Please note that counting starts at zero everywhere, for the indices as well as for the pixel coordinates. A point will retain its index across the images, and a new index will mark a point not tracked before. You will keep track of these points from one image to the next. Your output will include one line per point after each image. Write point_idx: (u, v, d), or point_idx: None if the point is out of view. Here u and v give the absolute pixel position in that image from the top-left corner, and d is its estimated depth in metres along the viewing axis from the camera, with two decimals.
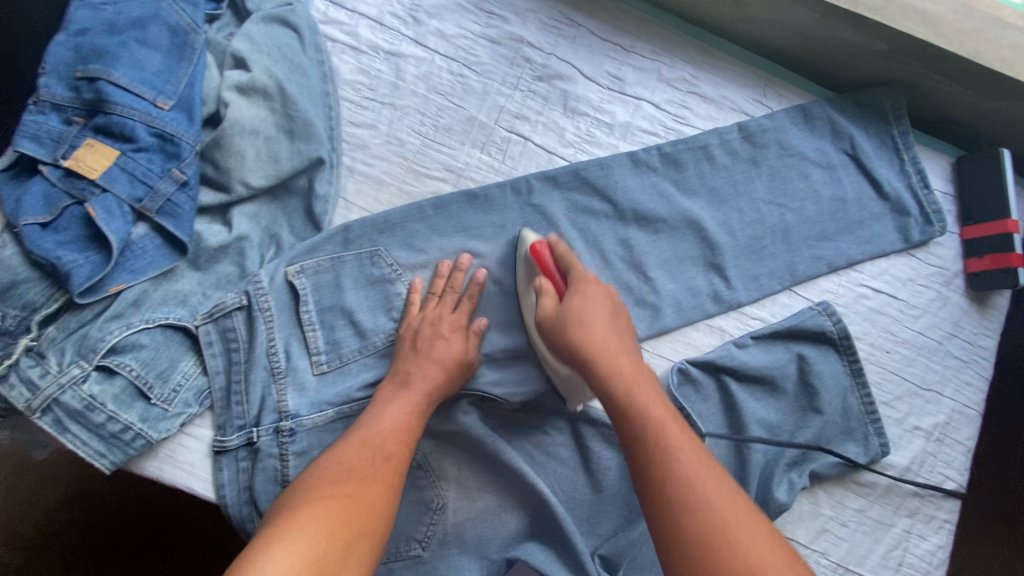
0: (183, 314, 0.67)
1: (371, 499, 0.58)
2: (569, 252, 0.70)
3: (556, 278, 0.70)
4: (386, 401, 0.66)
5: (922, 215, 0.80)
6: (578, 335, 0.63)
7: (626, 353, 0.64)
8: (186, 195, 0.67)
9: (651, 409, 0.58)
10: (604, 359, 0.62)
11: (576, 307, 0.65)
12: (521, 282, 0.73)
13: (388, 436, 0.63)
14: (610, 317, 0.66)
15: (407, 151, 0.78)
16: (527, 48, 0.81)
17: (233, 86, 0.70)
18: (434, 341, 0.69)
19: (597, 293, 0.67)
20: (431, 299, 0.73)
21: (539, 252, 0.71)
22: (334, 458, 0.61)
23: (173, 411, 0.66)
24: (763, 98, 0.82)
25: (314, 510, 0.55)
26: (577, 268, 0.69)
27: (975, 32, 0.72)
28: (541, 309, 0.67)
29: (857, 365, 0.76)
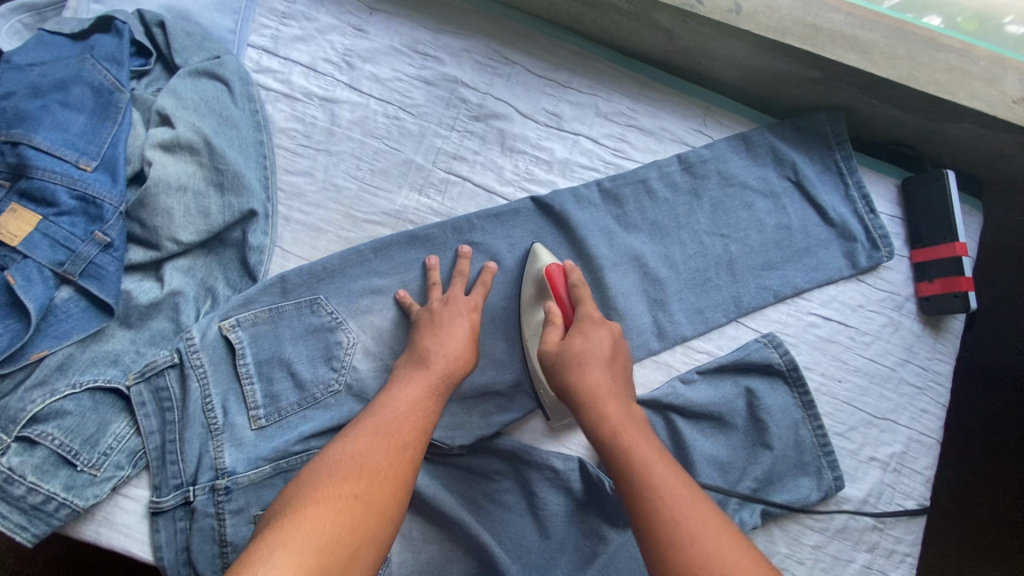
0: (114, 374, 0.66)
1: (381, 500, 0.55)
2: (583, 283, 0.70)
3: (565, 305, 0.70)
4: (404, 382, 0.65)
5: (869, 240, 0.79)
6: (577, 378, 0.63)
7: (624, 403, 0.62)
8: (112, 256, 0.67)
9: (663, 479, 0.55)
10: (601, 410, 0.61)
11: (579, 348, 0.65)
12: (528, 300, 0.74)
13: (403, 423, 0.61)
14: (612, 361, 0.65)
15: (344, 196, 0.78)
16: (462, 89, 0.81)
17: (156, 143, 0.70)
18: (452, 318, 0.69)
19: (602, 334, 0.66)
20: (435, 288, 0.73)
21: (553, 276, 0.71)
22: (346, 449, 0.58)
23: (102, 476, 0.65)
24: (703, 128, 0.82)
25: (321, 510, 0.52)
26: (587, 306, 0.69)
27: (908, 56, 0.71)
28: (546, 341, 0.67)
29: (807, 397, 0.75)
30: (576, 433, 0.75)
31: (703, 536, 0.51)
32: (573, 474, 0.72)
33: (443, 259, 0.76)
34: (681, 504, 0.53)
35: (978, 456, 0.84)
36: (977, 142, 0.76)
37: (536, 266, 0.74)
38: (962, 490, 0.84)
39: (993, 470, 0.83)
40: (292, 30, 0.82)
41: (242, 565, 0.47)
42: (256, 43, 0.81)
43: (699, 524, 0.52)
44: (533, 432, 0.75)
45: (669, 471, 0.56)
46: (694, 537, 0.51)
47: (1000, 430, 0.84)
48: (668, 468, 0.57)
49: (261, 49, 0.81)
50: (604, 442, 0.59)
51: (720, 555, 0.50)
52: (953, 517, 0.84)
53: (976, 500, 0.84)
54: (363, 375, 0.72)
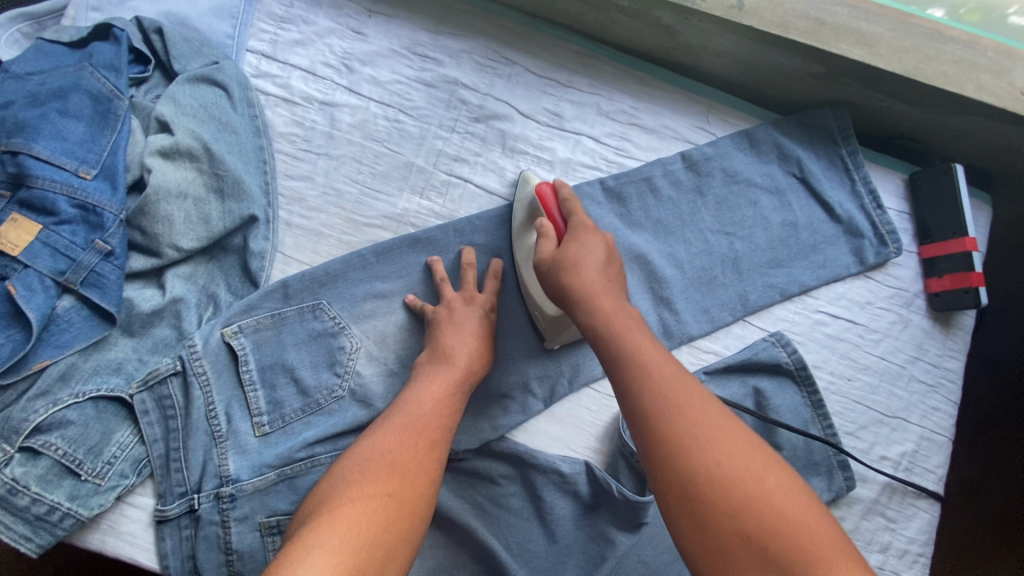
0: (117, 383, 0.66)
1: (413, 498, 0.55)
2: (574, 197, 0.68)
3: (557, 220, 0.68)
4: (426, 378, 0.64)
5: (876, 236, 0.78)
6: (573, 280, 0.61)
7: (617, 297, 0.61)
8: (113, 264, 0.67)
9: (658, 365, 0.54)
10: (596, 305, 0.59)
11: (572, 253, 0.63)
12: (521, 222, 0.74)
13: (430, 420, 0.61)
14: (607, 264, 0.63)
15: (345, 201, 0.77)
16: (462, 90, 0.80)
17: (156, 150, 0.69)
18: (470, 317, 0.69)
19: (596, 241, 0.64)
20: (448, 288, 0.72)
21: (543, 196, 0.69)
22: (375, 445, 0.58)
23: (107, 485, 0.65)
24: (706, 125, 0.81)
25: (355, 510, 0.52)
26: (581, 216, 0.67)
27: (914, 49, 0.70)
28: (540, 251, 0.65)
29: (817, 397, 0.74)
30: (582, 435, 0.74)
31: (700, 420, 0.50)
32: (580, 478, 0.72)
33: (448, 260, 0.76)
34: (678, 389, 0.52)
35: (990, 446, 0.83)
36: (985, 135, 0.75)
37: (525, 192, 0.75)
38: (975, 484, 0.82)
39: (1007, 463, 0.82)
40: (291, 34, 0.81)
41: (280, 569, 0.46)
42: (254, 48, 0.81)
43: (697, 409, 0.51)
44: (539, 434, 0.74)
45: (663, 357, 0.55)
46: (693, 420, 0.50)
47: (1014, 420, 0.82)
48: (663, 355, 0.55)
49: (259, 54, 0.81)
50: (599, 333, 0.58)
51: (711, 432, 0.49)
52: (965, 511, 0.82)
53: (990, 495, 0.82)
54: (367, 380, 0.72)
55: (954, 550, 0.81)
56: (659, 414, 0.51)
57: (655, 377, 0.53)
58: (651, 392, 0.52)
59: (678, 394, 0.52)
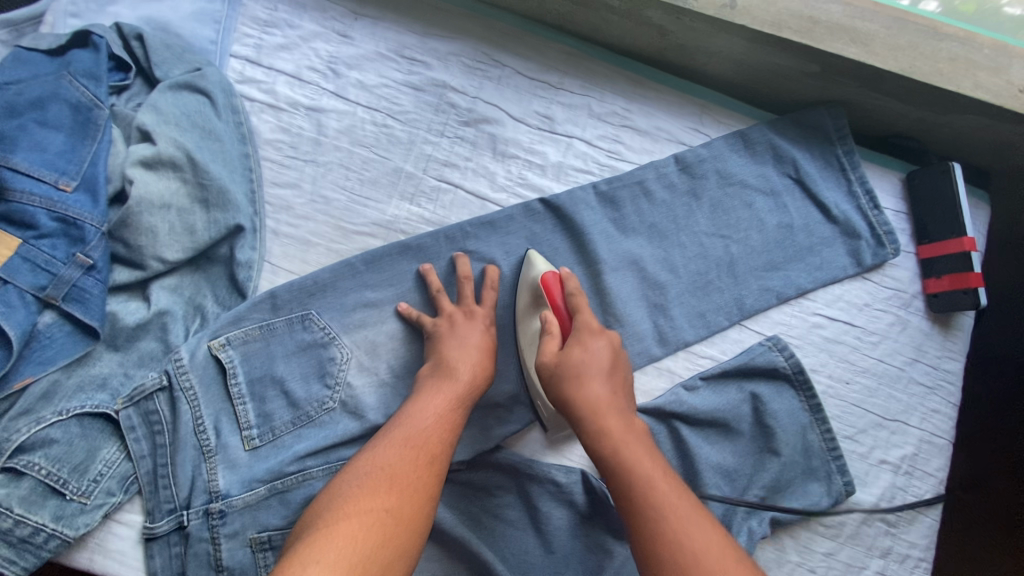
0: (102, 399, 0.65)
1: (411, 514, 0.54)
2: (580, 291, 0.68)
3: (562, 315, 0.67)
4: (428, 392, 0.63)
5: (873, 237, 0.77)
6: (577, 393, 0.61)
7: (625, 417, 0.61)
8: (95, 278, 0.65)
9: (671, 504, 0.54)
10: (602, 427, 0.59)
11: (577, 361, 0.62)
12: (524, 307, 0.71)
13: (432, 434, 0.59)
14: (611, 373, 0.63)
15: (333, 208, 0.76)
16: (451, 93, 0.79)
17: (137, 161, 0.68)
18: (470, 330, 0.68)
19: (600, 344, 0.64)
20: (444, 300, 0.71)
21: (549, 286, 0.68)
22: (375, 459, 0.57)
23: (93, 503, 0.63)
24: (700, 126, 0.80)
25: (353, 525, 0.51)
26: (585, 315, 0.66)
27: (910, 47, 0.69)
28: (543, 351, 0.65)
29: (815, 401, 0.73)
30: (578, 444, 0.73)
31: (715, 570, 0.50)
32: (576, 487, 0.71)
33: (440, 267, 0.74)
34: (691, 534, 0.52)
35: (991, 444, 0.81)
36: (982, 134, 0.74)
37: (531, 273, 0.71)
38: (974, 483, 0.80)
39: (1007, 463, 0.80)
40: (275, 39, 0.80)
41: None
42: (239, 53, 0.79)
43: (711, 558, 0.51)
44: (535, 446, 0.73)
45: (676, 495, 0.55)
46: (707, 571, 0.50)
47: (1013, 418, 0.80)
48: (676, 493, 0.55)
49: (244, 59, 0.79)
50: (605, 460, 0.58)
51: (719, 573, 0.50)
52: (962, 512, 0.80)
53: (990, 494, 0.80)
54: (358, 392, 0.71)
55: (952, 554, 0.79)
56: (671, 561, 0.51)
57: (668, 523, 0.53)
58: (664, 539, 0.52)
59: (692, 541, 0.52)
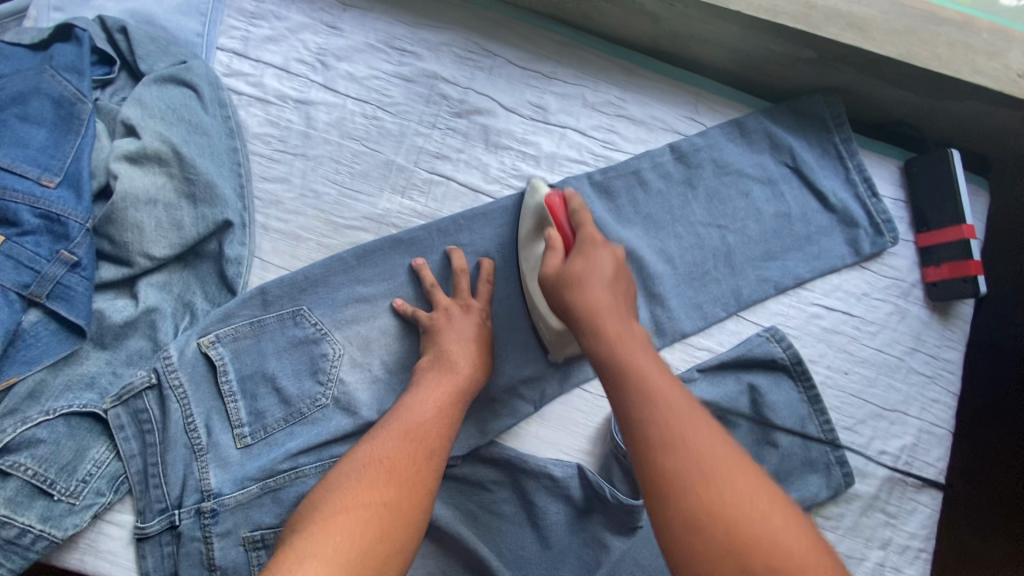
0: (91, 398, 0.64)
1: (411, 509, 0.53)
2: (584, 208, 0.66)
3: (565, 230, 0.66)
4: (427, 383, 0.62)
5: (872, 225, 0.76)
6: (577, 296, 0.59)
7: (624, 320, 0.59)
8: (80, 275, 0.64)
9: (669, 396, 0.52)
10: (601, 328, 0.57)
11: (578, 269, 0.61)
12: (527, 233, 0.71)
13: (432, 427, 0.58)
14: (614, 282, 0.61)
15: (323, 202, 0.75)
16: (442, 84, 0.78)
17: (122, 155, 0.67)
18: (469, 324, 0.67)
19: (603, 256, 0.62)
20: (441, 294, 0.70)
21: (552, 207, 0.68)
22: (374, 451, 0.56)
23: (81, 504, 0.63)
24: (696, 115, 0.79)
25: (351, 518, 0.50)
26: (587, 229, 0.64)
27: (907, 31, 0.67)
28: (545, 264, 0.63)
29: (813, 392, 0.72)
30: (574, 438, 0.72)
31: (705, 454, 0.48)
32: (573, 481, 0.70)
33: (433, 261, 0.73)
34: (682, 423, 0.50)
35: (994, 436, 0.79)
36: (981, 120, 0.73)
37: (532, 201, 0.72)
38: (976, 474, 0.78)
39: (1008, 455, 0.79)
40: (262, 31, 0.78)
41: None
42: (225, 46, 0.78)
43: (702, 444, 0.49)
44: (531, 439, 0.72)
45: (671, 386, 0.53)
46: (702, 457, 0.48)
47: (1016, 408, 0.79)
48: (671, 385, 0.53)
49: (231, 52, 0.78)
50: (604, 358, 0.56)
51: (718, 462, 0.48)
52: (966, 502, 0.77)
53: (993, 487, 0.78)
54: (351, 388, 0.70)
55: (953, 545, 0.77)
56: (659, 442, 0.49)
57: (660, 410, 0.51)
58: (658, 424, 0.50)
59: (683, 429, 0.50)
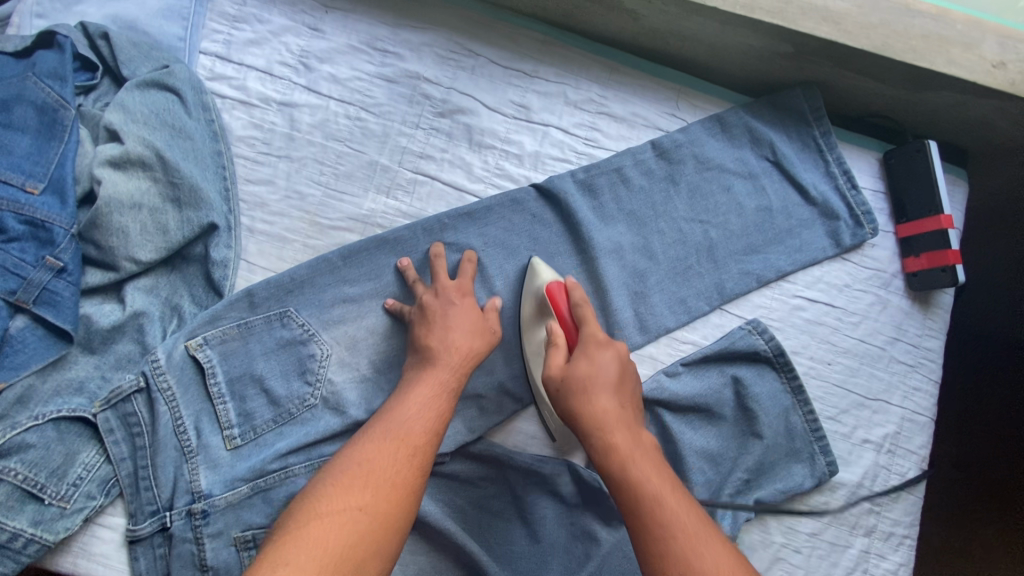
0: (80, 402, 0.65)
1: (389, 510, 0.53)
2: (586, 302, 0.66)
3: (568, 327, 0.66)
4: (410, 383, 0.63)
5: (852, 218, 0.76)
6: (582, 405, 0.59)
7: (633, 431, 0.59)
8: (66, 281, 0.64)
9: (671, 508, 0.53)
10: (609, 441, 0.57)
11: (583, 373, 0.61)
12: (528, 317, 0.71)
13: (414, 426, 0.59)
14: (620, 388, 0.61)
15: (308, 204, 0.75)
16: (425, 85, 0.78)
17: (105, 161, 0.67)
18: (446, 309, 0.67)
19: (608, 356, 0.62)
20: (419, 285, 0.71)
21: (554, 298, 0.67)
22: (354, 455, 0.57)
23: (72, 508, 0.63)
24: (676, 111, 0.79)
25: (326, 526, 0.50)
26: (591, 326, 0.65)
27: (881, 25, 0.68)
28: (549, 364, 0.63)
29: (796, 382, 0.73)
30: (560, 432, 0.73)
31: (708, 569, 0.49)
32: (561, 476, 0.70)
33: (416, 259, 0.74)
34: (704, 556, 0.50)
35: (984, 425, 0.80)
36: (958, 110, 0.74)
37: (536, 282, 0.71)
38: (971, 462, 0.80)
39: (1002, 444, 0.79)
40: (245, 34, 0.79)
41: None
42: (208, 50, 0.78)
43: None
44: (518, 435, 0.73)
45: (688, 510, 0.53)
46: (701, 569, 0.49)
47: (1006, 398, 0.79)
48: (688, 511, 0.53)
49: (214, 55, 0.78)
50: (611, 472, 0.56)
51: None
52: (956, 490, 0.80)
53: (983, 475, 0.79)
54: (339, 388, 0.70)
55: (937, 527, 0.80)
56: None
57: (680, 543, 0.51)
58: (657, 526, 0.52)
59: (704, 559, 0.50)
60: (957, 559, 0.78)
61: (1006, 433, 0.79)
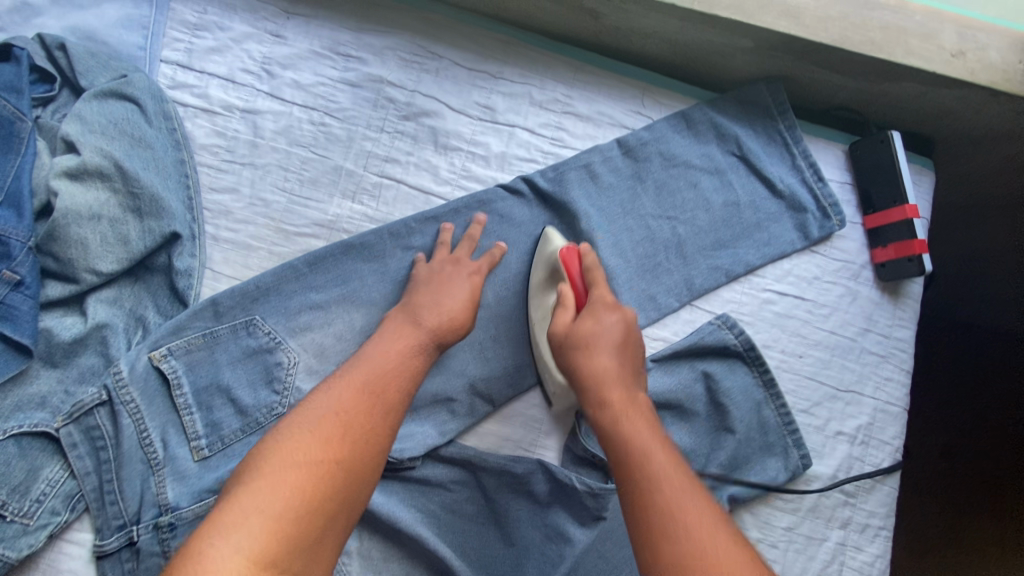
0: (43, 417, 0.64)
1: (363, 465, 0.52)
2: (597, 265, 0.68)
3: (578, 287, 0.67)
4: (392, 335, 0.63)
5: (819, 210, 0.77)
6: (584, 360, 0.61)
7: (630, 390, 0.59)
8: (24, 294, 0.64)
9: (656, 456, 0.51)
10: (605, 396, 0.58)
11: (586, 331, 0.62)
12: (539, 281, 0.72)
13: (390, 383, 0.58)
14: (622, 347, 0.62)
15: (273, 210, 0.75)
16: (388, 88, 0.78)
17: (61, 172, 0.66)
18: (453, 279, 0.68)
19: (613, 319, 0.63)
20: (443, 249, 0.71)
21: (567, 259, 0.68)
22: (331, 402, 0.55)
23: (36, 524, 0.62)
24: (642, 108, 0.79)
25: (300, 475, 0.48)
26: (601, 289, 0.66)
27: (839, 17, 0.68)
28: (556, 321, 0.65)
29: (768, 376, 0.72)
30: (533, 434, 0.73)
31: (687, 511, 0.47)
32: (535, 478, 0.69)
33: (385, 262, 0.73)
34: (679, 498, 0.48)
35: (969, 411, 0.80)
36: (920, 100, 0.74)
37: (548, 248, 0.72)
38: (958, 452, 0.80)
39: (996, 435, 0.77)
40: (206, 42, 0.79)
41: (207, 537, 0.44)
42: (169, 58, 0.78)
43: (700, 520, 0.47)
44: (490, 437, 0.72)
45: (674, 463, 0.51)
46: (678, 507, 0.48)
47: (992, 385, 0.79)
48: (682, 472, 0.51)
49: (175, 64, 0.78)
50: (603, 423, 0.56)
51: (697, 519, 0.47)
52: (942, 479, 0.80)
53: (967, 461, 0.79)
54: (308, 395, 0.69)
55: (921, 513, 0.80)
56: (667, 533, 0.46)
57: (660, 500, 0.48)
58: (639, 471, 0.51)
59: (689, 517, 0.47)
60: (942, 546, 0.78)
61: (992, 418, 0.78)
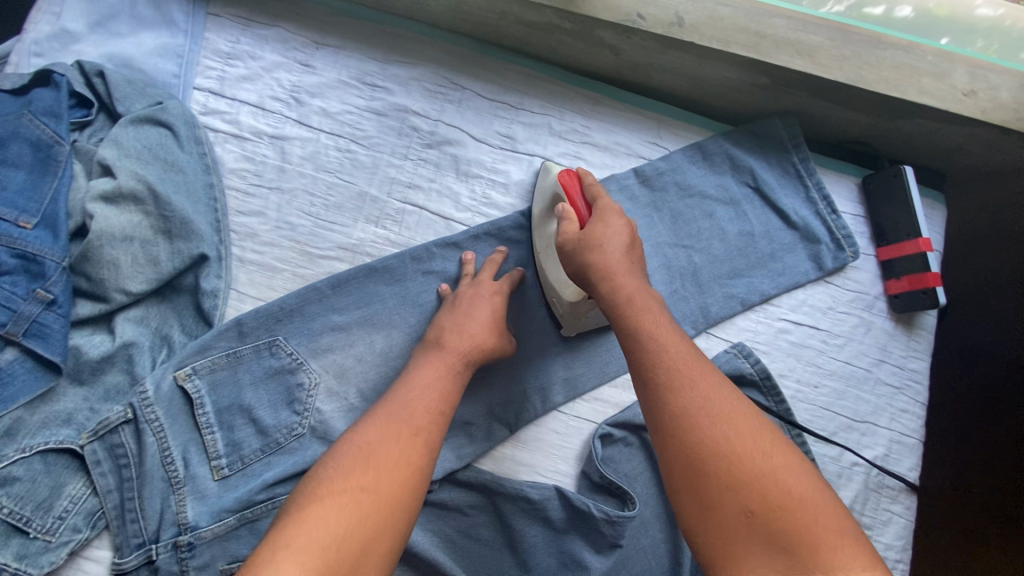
0: (68, 434, 0.65)
1: (393, 492, 0.53)
2: (597, 183, 0.67)
3: (581, 205, 0.65)
4: (420, 362, 0.65)
5: (833, 241, 0.78)
6: (598, 259, 0.59)
7: (642, 283, 0.59)
8: (56, 313, 0.65)
9: (673, 350, 0.53)
10: (618, 290, 0.57)
11: (597, 233, 0.60)
12: (540, 212, 0.74)
13: (416, 410, 0.59)
14: (631, 247, 0.61)
15: (298, 234, 0.76)
16: (413, 117, 0.80)
17: (97, 195, 0.68)
18: (475, 300, 0.70)
19: (621, 222, 0.62)
20: (467, 279, 0.73)
21: (567, 182, 0.68)
22: (358, 437, 0.56)
23: (58, 541, 0.63)
24: (658, 140, 0.81)
25: (325, 507, 0.50)
26: (606, 200, 0.65)
27: (854, 56, 0.70)
28: (563, 233, 0.63)
29: (784, 405, 0.73)
30: (550, 459, 0.73)
31: (710, 399, 0.50)
32: (551, 503, 0.69)
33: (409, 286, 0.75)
34: (701, 387, 0.51)
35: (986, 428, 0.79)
36: (932, 136, 0.76)
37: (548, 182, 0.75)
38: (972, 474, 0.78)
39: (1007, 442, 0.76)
40: (238, 70, 0.81)
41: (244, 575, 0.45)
42: (202, 86, 0.81)
43: (719, 403, 0.50)
44: (508, 462, 0.72)
45: (688, 352, 0.53)
46: (702, 395, 0.50)
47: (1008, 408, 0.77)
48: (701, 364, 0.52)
49: (207, 91, 0.81)
50: (619, 314, 0.56)
51: (722, 406, 0.50)
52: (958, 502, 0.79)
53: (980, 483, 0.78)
54: (328, 417, 0.70)
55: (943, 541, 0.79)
56: (690, 411, 0.49)
57: (692, 391, 0.50)
58: (661, 364, 0.52)
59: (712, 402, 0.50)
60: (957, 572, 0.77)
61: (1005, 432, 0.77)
